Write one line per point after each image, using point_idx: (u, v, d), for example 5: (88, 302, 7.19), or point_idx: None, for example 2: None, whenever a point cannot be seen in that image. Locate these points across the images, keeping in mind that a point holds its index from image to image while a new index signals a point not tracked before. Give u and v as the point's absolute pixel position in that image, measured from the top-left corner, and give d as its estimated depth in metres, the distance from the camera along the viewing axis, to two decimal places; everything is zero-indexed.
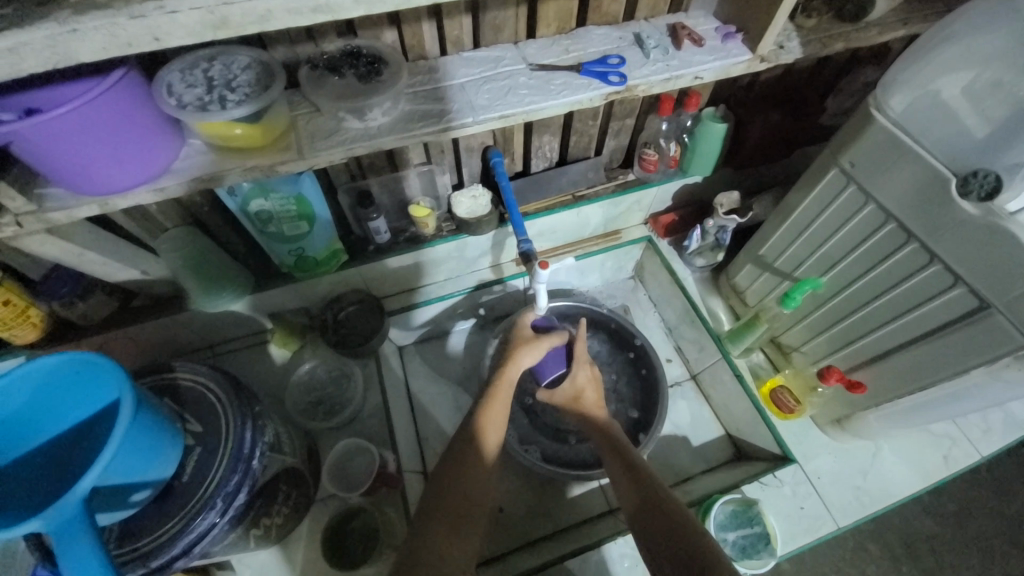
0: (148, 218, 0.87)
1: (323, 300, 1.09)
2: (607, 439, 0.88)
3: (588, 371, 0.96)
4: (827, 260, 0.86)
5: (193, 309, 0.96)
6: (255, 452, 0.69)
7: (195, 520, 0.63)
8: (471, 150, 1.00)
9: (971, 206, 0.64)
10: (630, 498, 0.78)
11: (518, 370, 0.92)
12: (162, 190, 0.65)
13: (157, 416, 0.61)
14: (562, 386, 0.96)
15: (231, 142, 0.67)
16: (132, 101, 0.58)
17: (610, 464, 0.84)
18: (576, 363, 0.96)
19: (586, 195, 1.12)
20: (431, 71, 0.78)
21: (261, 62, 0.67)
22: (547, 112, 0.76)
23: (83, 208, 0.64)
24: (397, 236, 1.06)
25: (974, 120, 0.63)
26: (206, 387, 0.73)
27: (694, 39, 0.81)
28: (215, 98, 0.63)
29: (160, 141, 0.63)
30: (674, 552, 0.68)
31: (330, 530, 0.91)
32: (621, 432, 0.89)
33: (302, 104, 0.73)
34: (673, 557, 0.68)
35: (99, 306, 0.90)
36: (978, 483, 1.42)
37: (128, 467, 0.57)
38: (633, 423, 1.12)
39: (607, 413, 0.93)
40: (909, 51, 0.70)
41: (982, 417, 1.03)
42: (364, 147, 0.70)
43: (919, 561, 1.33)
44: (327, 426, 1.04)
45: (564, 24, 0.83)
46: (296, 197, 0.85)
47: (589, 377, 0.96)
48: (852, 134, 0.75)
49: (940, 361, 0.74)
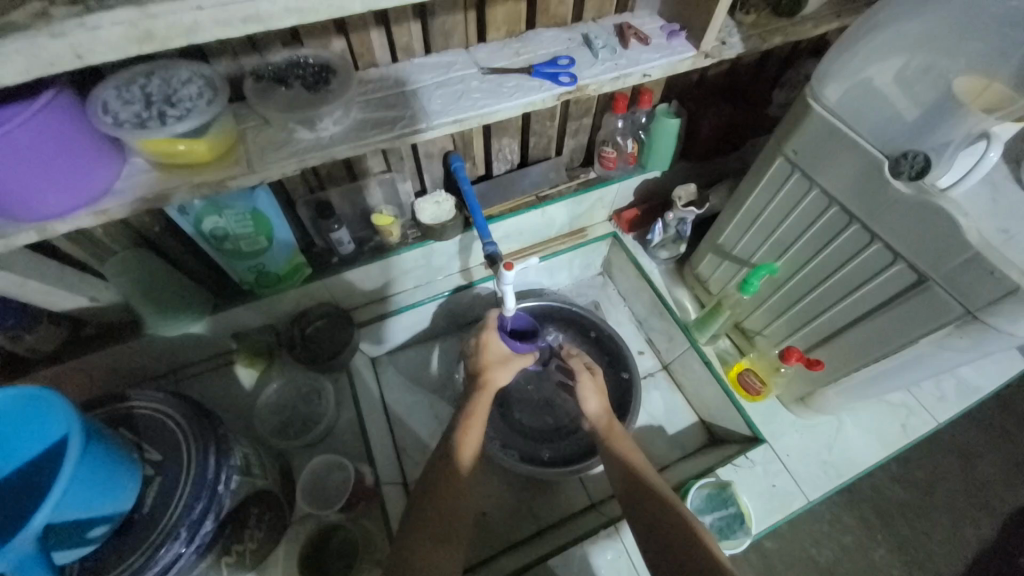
0: (95, 242, 0.83)
1: (289, 317, 1.07)
2: (609, 442, 0.89)
3: (600, 403, 0.93)
4: (779, 246, 0.90)
5: (150, 333, 0.92)
6: (221, 477, 0.67)
7: (159, 552, 0.61)
8: (431, 156, 1.00)
9: (904, 185, 0.67)
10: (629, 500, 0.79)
11: (489, 397, 0.90)
12: (105, 212, 0.63)
13: (112, 448, 0.59)
14: (590, 410, 0.93)
15: (176, 159, 0.65)
16: (66, 122, 0.56)
17: (611, 466, 0.85)
18: (586, 394, 0.94)
19: (549, 195, 1.13)
20: (383, 79, 0.78)
21: (204, 76, 0.65)
22: (501, 115, 0.77)
23: (20, 235, 0.61)
24: (362, 246, 1.05)
25: (904, 104, 0.68)
26: (165, 413, 0.70)
27: (640, 38, 0.83)
28: (154, 114, 0.61)
29: (100, 161, 0.61)
30: (676, 553, 0.69)
31: (308, 551, 0.88)
32: (626, 435, 0.91)
33: (250, 118, 0.72)
34: (674, 557, 0.69)
35: (46, 337, 0.86)
36: (942, 449, 1.50)
37: (84, 502, 0.55)
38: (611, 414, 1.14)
39: (621, 423, 0.92)
40: (840, 41, 0.72)
41: (936, 386, 1.09)
42: (317, 158, 0.69)
43: (892, 528, 1.39)
44: (301, 444, 1.01)
45: (513, 27, 0.84)
46: (253, 212, 0.83)
47: (602, 408, 0.93)
48: (794, 124, 0.79)
49: (889, 334, 0.78)
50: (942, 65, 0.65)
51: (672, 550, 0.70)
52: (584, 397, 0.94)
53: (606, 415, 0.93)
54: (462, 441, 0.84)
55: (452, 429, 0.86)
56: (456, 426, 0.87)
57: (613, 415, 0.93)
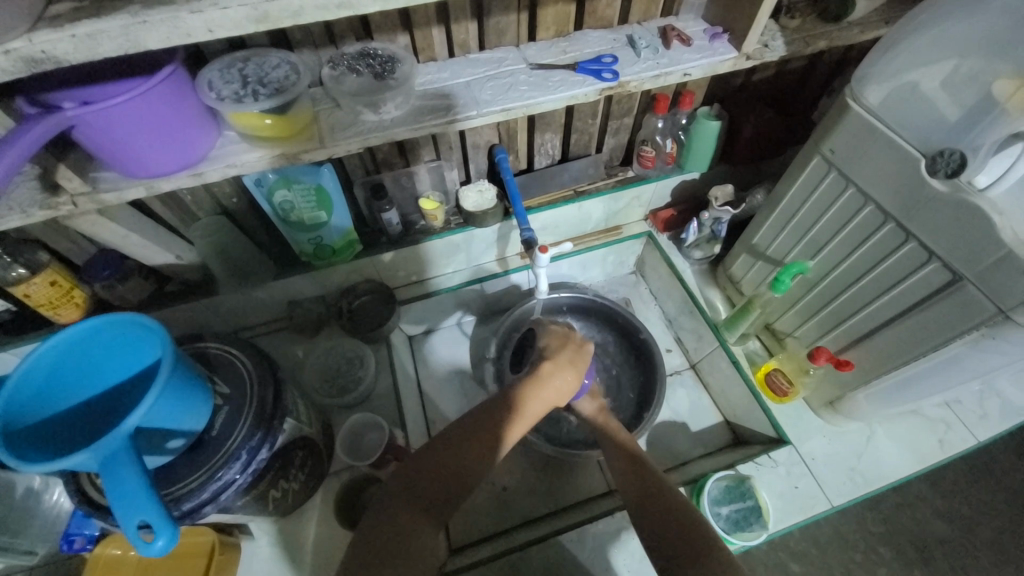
0: (184, 207, 0.95)
1: (339, 290, 1.16)
2: (608, 435, 0.93)
3: (593, 404, 0.98)
4: (814, 245, 0.91)
5: (221, 293, 1.04)
6: (276, 413, 0.76)
7: (221, 471, 0.69)
8: (478, 147, 1.07)
9: (941, 183, 0.68)
10: (632, 491, 0.81)
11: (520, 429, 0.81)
12: (200, 174, 0.73)
13: (191, 375, 0.68)
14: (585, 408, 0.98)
15: (261, 133, 0.74)
16: (181, 92, 0.66)
17: (613, 459, 0.88)
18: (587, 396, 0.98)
19: (586, 190, 1.18)
20: (440, 71, 0.86)
21: (290, 62, 0.75)
22: (544, 107, 0.83)
23: (131, 189, 0.71)
24: (409, 228, 1.13)
25: (949, 108, 0.67)
26: (234, 355, 0.80)
27: (683, 40, 0.88)
28: (249, 92, 0.71)
29: (201, 129, 0.72)
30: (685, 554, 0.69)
31: (342, 501, 0.96)
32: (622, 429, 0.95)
33: (324, 100, 0.81)
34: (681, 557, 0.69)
35: (136, 288, 0.99)
36: (989, 485, 1.42)
37: (167, 414, 0.63)
38: (639, 398, 1.18)
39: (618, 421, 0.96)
40: (881, 44, 0.75)
41: (979, 403, 1.04)
42: (379, 138, 0.78)
43: (930, 562, 1.33)
44: (342, 405, 1.09)
45: (562, 27, 0.90)
46: (317, 188, 0.93)
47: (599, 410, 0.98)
48: (831, 123, 0.80)
49: (919, 335, 0.77)
50: (989, 72, 0.64)
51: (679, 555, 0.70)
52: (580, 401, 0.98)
53: (600, 413, 0.97)
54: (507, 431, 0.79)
55: (489, 411, 0.80)
56: (500, 414, 0.81)
57: (607, 412, 0.98)
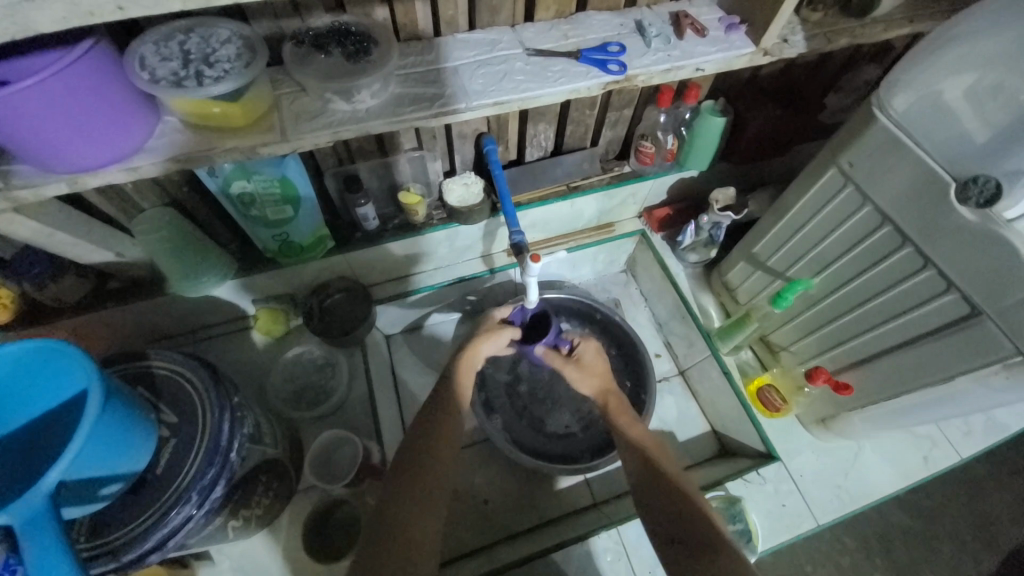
0: (125, 198, 0.83)
1: (309, 287, 1.06)
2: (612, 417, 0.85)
3: (592, 385, 0.90)
4: (820, 261, 0.86)
5: (172, 293, 0.93)
6: (233, 444, 0.67)
7: (170, 513, 0.61)
8: (464, 137, 0.97)
9: (969, 212, 0.63)
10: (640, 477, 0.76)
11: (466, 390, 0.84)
12: (136, 170, 0.62)
13: (129, 409, 0.59)
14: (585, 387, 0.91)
15: (211, 121, 0.63)
16: (104, 73, 0.54)
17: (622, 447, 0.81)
18: (580, 373, 0.90)
19: (581, 186, 1.09)
20: (425, 52, 0.75)
21: (243, 36, 0.63)
22: (543, 100, 0.73)
23: (50, 187, 0.60)
24: (386, 223, 1.03)
25: (974, 124, 0.62)
26: (183, 375, 0.70)
27: (697, 29, 0.79)
28: (191, 72, 0.60)
29: (134, 116, 0.59)
30: (688, 540, 0.67)
31: (312, 520, 0.90)
32: (626, 405, 0.87)
33: (287, 83, 0.70)
34: (688, 546, 0.67)
35: (71, 288, 0.87)
36: (954, 481, 1.45)
37: (98, 460, 0.55)
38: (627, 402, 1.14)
39: (620, 396, 0.89)
40: (914, 51, 0.68)
41: (964, 420, 1.04)
42: (352, 131, 0.67)
43: (892, 553, 1.37)
44: (312, 416, 1.02)
45: (563, 7, 0.80)
46: (280, 179, 0.82)
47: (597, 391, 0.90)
48: (851, 135, 0.74)
49: (926, 365, 0.74)
50: (1012, 84, 0.59)
51: (690, 554, 0.66)
52: (578, 379, 0.90)
53: (601, 394, 0.90)
54: (457, 401, 0.81)
55: (437, 400, 0.81)
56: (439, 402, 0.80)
57: (611, 391, 0.90)
